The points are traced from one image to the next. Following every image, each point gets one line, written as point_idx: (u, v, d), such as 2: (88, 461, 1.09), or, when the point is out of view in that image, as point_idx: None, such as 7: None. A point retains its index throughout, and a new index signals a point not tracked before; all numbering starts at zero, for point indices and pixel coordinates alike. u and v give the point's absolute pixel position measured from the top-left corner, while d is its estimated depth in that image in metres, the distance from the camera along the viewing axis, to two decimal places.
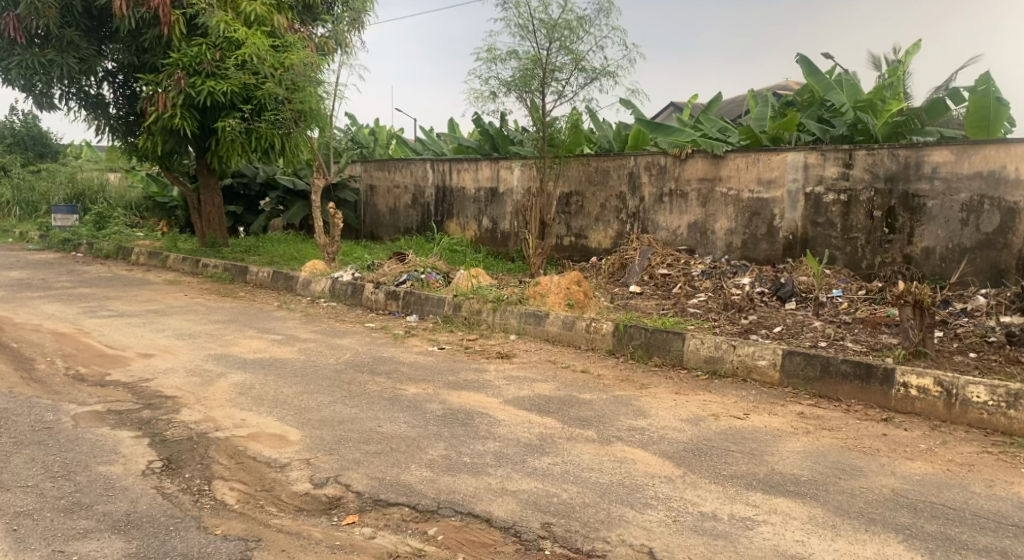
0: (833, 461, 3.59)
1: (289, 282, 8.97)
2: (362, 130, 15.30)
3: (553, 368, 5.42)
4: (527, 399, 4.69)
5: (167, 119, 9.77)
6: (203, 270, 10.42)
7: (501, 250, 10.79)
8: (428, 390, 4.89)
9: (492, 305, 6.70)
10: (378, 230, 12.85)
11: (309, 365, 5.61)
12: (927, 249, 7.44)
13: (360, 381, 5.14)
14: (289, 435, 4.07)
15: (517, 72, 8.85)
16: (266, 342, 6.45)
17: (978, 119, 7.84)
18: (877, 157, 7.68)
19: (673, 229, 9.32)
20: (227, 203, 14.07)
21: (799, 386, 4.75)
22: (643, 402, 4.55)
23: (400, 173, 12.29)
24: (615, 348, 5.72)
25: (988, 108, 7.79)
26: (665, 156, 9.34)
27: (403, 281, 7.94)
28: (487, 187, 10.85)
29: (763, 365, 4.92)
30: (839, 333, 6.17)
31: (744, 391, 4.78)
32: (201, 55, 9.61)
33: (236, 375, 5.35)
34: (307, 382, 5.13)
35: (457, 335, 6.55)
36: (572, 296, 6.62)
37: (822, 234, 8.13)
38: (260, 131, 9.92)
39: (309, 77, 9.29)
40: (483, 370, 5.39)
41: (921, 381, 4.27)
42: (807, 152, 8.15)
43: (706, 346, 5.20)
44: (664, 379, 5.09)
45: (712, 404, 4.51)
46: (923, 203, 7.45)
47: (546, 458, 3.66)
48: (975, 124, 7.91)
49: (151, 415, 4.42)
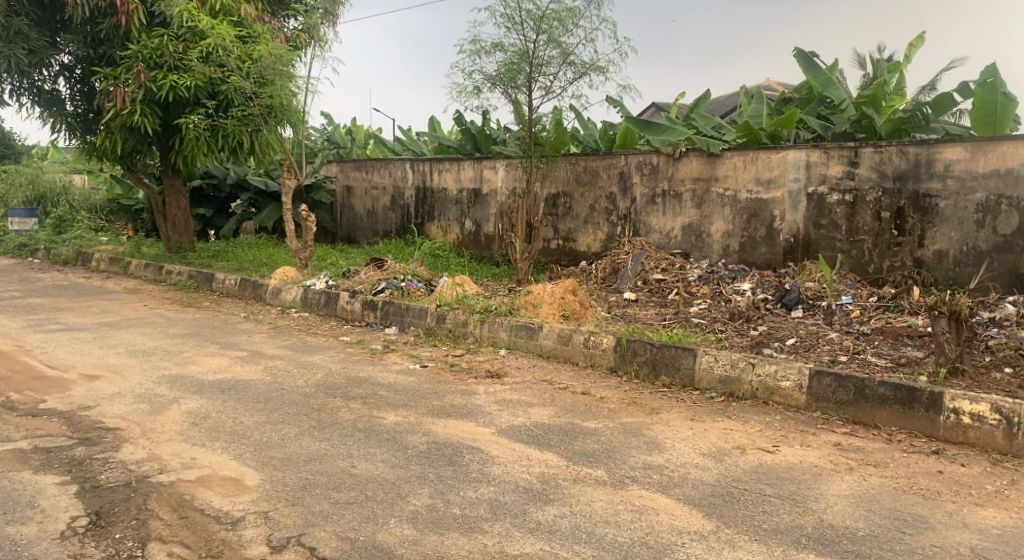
0: (889, 510, 3.04)
1: (257, 290, 8.31)
2: (339, 129, 14.70)
3: (550, 389, 4.84)
4: (522, 428, 4.11)
5: (126, 115, 9.09)
6: (166, 277, 9.74)
7: (485, 255, 10.19)
8: (409, 418, 4.29)
9: (479, 316, 6.12)
10: (355, 233, 12.21)
11: (275, 388, 4.98)
12: (940, 253, 6.95)
13: (333, 407, 4.53)
14: (245, 481, 3.45)
15: (502, 66, 8.28)
16: (229, 360, 5.82)
17: (984, 115, 7.38)
18: (885, 155, 7.19)
19: (666, 232, 8.79)
20: (195, 205, 13.35)
21: (830, 411, 4.20)
22: (657, 432, 3.98)
23: (378, 174, 11.65)
24: (618, 365, 5.16)
25: (994, 104, 7.33)
26: (658, 155, 8.79)
27: (381, 289, 7.33)
28: (470, 188, 10.27)
29: (787, 387, 4.37)
30: (858, 346, 5.68)
31: (766, 416, 4.23)
32: (163, 47, 8.94)
33: (192, 400, 4.71)
34: (272, 409, 4.51)
35: (441, 350, 5.96)
36: (567, 306, 6.04)
37: (826, 237, 7.62)
38: (227, 129, 9.26)
39: (278, 70, 8.66)
40: (472, 393, 4.79)
41: (975, 407, 3.75)
42: (809, 150, 7.64)
43: (721, 364, 4.64)
44: (675, 402, 4.53)
45: (734, 434, 3.95)
46: (935, 204, 6.96)
47: (551, 508, 3.10)
48: (980, 121, 7.46)
49: (85, 453, 3.77)
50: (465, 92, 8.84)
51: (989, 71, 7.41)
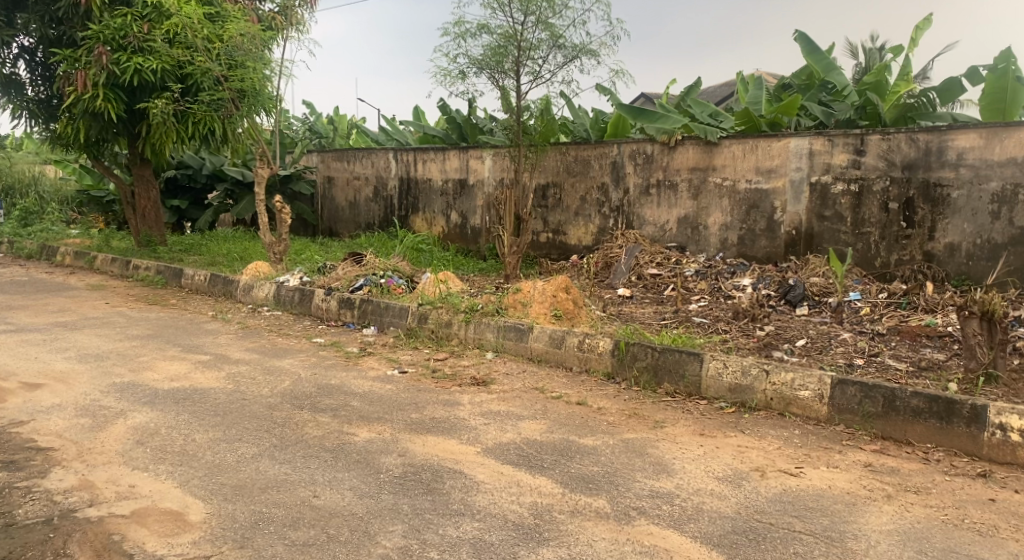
0: (941, 551, 2.62)
1: (228, 286, 7.79)
2: (320, 118, 14.16)
3: (542, 399, 4.37)
4: (512, 446, 3.65)
5: (88, 100, 8.51)
6: (133, 273, 9.19)
7: (471, 248, 9.71)
8: (384, 435, 3.82)
9: (464, 316, 5.65)
10: (337, 226, 11.68)
11: (236, 399, 4.48)
12: (951, 246, 6.53)
13: (299, 422, 4.04)
14: (186, 517, 2.97)
15: (488, 49, 7.78)
16: (190, 365, 5.30)
17: (994, 101, 6.89)
18: (893, 142, 6.74)
19: (661, 225, 8.32)
20: (169, 196, 12.77)
21: (855, 425, 3.76)
22: (663, 451, 3.53)
23: (360, 164, 11.12)
24: (616, 370, 4.71)
25: (1004, 89, 6.84)
26: (652, 143, 8.31)
27: (359, 286, 6.82)
28: (455, 178, 9.77)
29: (807, 398, 3.92)
30: (873, 348, 5.25)
31: (784, 431, 3.78)
32: (127, 27, 8.37)
33: (142, 413, 4.20)
34: (230, 425, 4.01)
35: (423, 353, 5.48)
36: (559, 305, 5.56)
37: (830, 229, 7.18)
38: (197, 115, 8.71)
39: (251, 52, 8.12)
40: (455, 404, 4.31)
41: (1023, 424, 3.31)
42: (812, 137, 7.18)
43: (730, 372, 4.20)
44: (681, 413, 4.08)
45: (751, 453, 3.50)
46: (946, 194, 6.53)
47: (543, 552, 2.67)
48: (990, 108, 6.96)
49: (5, 481, 3.27)
50: (450, 76, 8.36)
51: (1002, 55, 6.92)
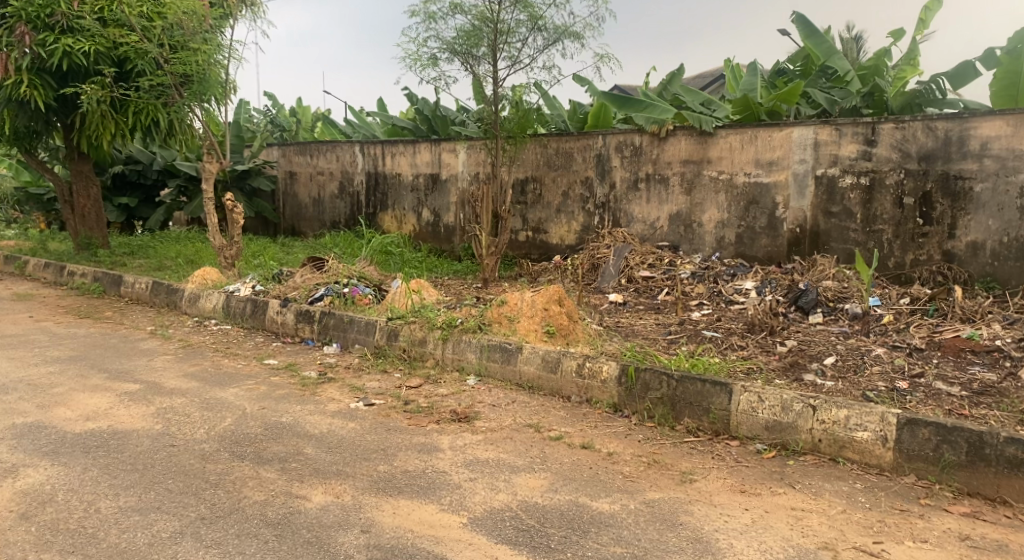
0: None
1: (171, 295, 6.91)
2: (282, 111, 13.25)
3: (538, 441, 3.60)
4: (507, 514, 2.88)
5: (11, 87, 7.56)
6: (68, 280, 8.24)
7: (445, 248, 8.90)
8: (343, 498, 3.03)
9: (441, 333, 4.83)
10: (300, 224, 10.77)
11: (164, 446, 3.64)
12: (975, 244, 5.84)
13: (237, 480, 3.22)
14: None
15: (460, 31, 6.97)
16: (114, 397, 4.44)
17: (1006, 86, 6.00)
18: (909, 131, 6.04)
19: (650, 222, 7.57)
20: (117, 194, 11.71)
21: (927, 474, 3.07)
22: (700, 521, 2.79)
23: (324, 158, 10.23)
24: (624, 401, 3.95)
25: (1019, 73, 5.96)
26: (641, 134, 7.54)
27: (318, 296, 5.93)
28: (427, 173, 8.94)
29: (865, 440, 3.20)
30: (914, 366, 4.53)
31: (843, 485, 3.05)
32: (54, 4, 7.43)
33: (39, 470, 3.36)
34: (149, 484, 3.19)
35: (394, 379, 4.67)
36: (552, 321, 4.74)
37: (837, 227, 6.48)
38: (137, 103, 7.80)
39: (194, 33, 7.19)
40: (432, 450, 3.51)
41: None
42: (818, 126, 6.46)
43: (767, 407, 3.46)
44: (709, 459, 3.35)
45: (810, 521, 2.77)
46: (969, 187, 5.83)
47: None
48: (1000, 95, 6.07)
49: None
50: (419, 62, 7.53)
51: (1016, 37, 6.07)
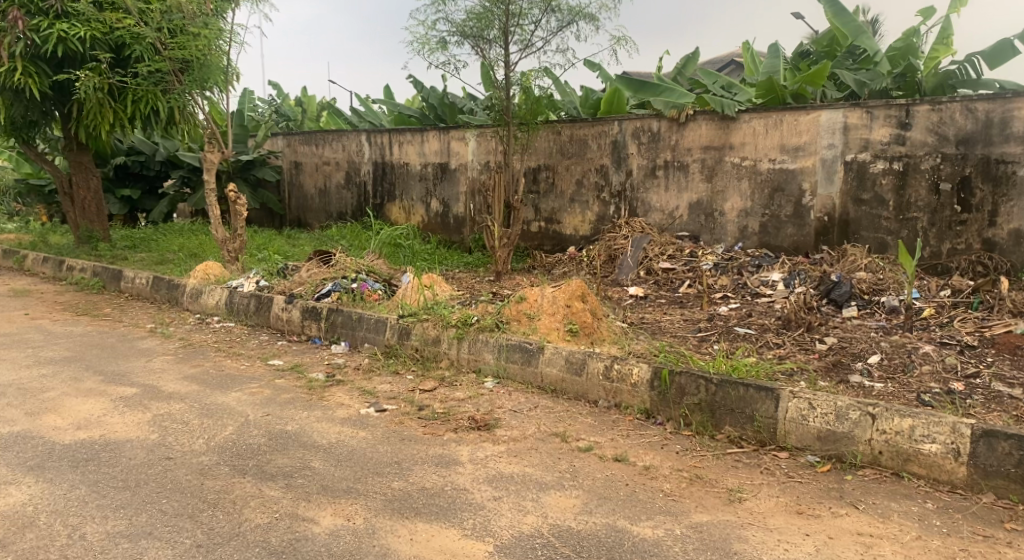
0: None
1: (172, 291, 6.61)
2: (288, 100, 12.92)
3: (566, 453, 3.28)
4: (539, 543, 2.58)
5: (5, 74, 7.27)
6: (68, 275, 7.95)
7: (455, 240, 8.57)
8: (355, 521, 2.73)
9: (455, 332, 4.52)
10: (306, 215, 10.46)
11: (158, 459, 3.34)
12: (1018, 233, 5.46)
13: (236, 499, 2.92)
14: None
15: (470, 13, 6.61)
16: (110, 402, 4.15)
17: None
18: (946, 113, 5.65)
19: (669, 211, 7.22)
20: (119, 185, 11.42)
21: (1007, 491, 2.79)
22: (756, 550, 2.51)
23: (330, 147, 9.91)
24: (657, 407, 3.63)
25: None
26: (659, 120, 7.18)
27: (325, 292, 5.61)
28: (436, 162, 8.62)
29: (933, 453, 2.90)
30: (966, 365, 4.18)
31: (911, 505, 2.75)
32: None
33: (21, 487, 3.07)
34: (140, 505, 2.89)
35: (406, 382, 4.35)
36: (574, 319, 4.42)
37: (869, 215, 6.10)
38: (135, 90, 7.48)
39: (191, 16, 6.85)
40: (450, 463, 3.20)
41: None
42: (848, 109, 6.08)
43: (818, 415, 3.14)
44: (758, 473, 3.04)
45: (881, 550, 2.50)
46: (1012, 171, 5.45)
47: None
48: None
49: None
50: (428, 46, 7.18)
51: None
